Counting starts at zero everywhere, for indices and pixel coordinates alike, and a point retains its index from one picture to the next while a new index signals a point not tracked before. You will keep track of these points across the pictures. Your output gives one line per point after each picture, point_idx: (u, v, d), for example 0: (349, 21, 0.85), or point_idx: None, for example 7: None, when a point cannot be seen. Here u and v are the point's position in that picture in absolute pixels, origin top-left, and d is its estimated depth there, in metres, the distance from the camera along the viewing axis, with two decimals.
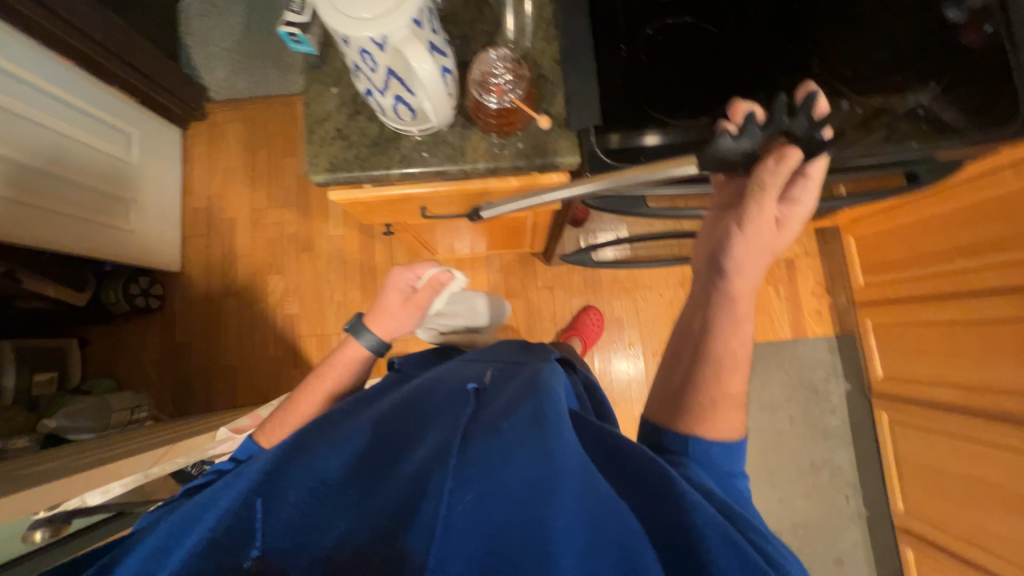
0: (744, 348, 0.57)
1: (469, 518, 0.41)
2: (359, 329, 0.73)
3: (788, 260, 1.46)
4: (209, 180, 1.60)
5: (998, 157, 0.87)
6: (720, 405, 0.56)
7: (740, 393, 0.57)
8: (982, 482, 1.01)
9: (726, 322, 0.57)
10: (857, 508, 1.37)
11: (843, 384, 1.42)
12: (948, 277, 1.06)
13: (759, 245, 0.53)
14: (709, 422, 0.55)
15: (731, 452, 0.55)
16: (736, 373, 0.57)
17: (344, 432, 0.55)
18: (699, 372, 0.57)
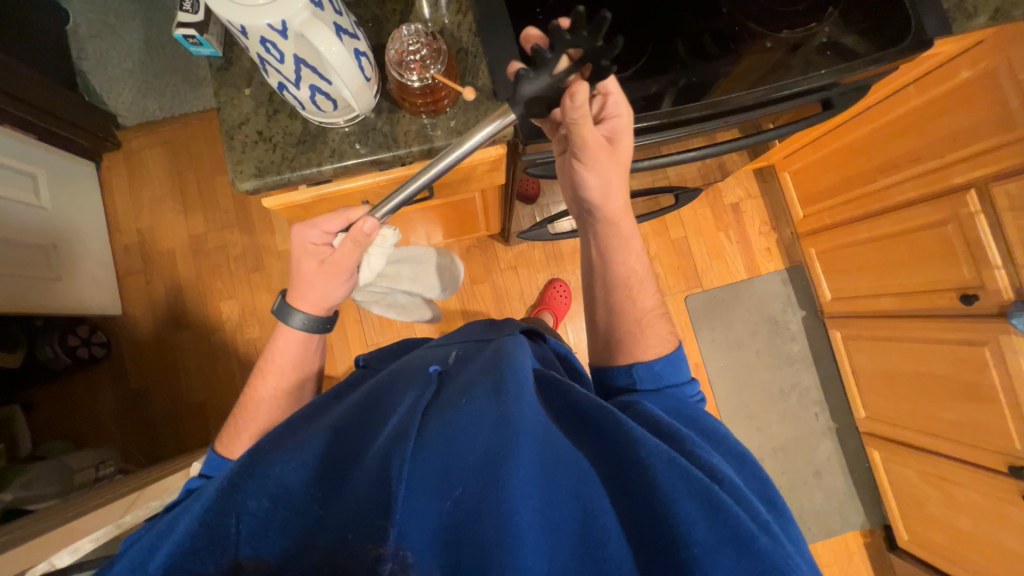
0: (642, 266, 0.70)
1: (427, 493, 0.43)
2: (287, 311, 0.69)
3: (734, 204, 1.52)
4: (137, 212, 1.50)
5: (900, 76, 0.93)
6: (644, 320, 0.68)
7: (654, 305, 0.70)
8: (928, 376, 1.11)
9: (619, 250, 0.68)
10: (827, 423, 1.48)
11: (799, 312, 1.51)
12: (873, 196, 1.14)
13: (607, 168, 0.60)
14: (643, 342, 0.67)
15: (671, 365, 0.65)
16: (644, 291, 0.70)
17: (307, 437, 0.55)
18: (616, 301, 0.69)
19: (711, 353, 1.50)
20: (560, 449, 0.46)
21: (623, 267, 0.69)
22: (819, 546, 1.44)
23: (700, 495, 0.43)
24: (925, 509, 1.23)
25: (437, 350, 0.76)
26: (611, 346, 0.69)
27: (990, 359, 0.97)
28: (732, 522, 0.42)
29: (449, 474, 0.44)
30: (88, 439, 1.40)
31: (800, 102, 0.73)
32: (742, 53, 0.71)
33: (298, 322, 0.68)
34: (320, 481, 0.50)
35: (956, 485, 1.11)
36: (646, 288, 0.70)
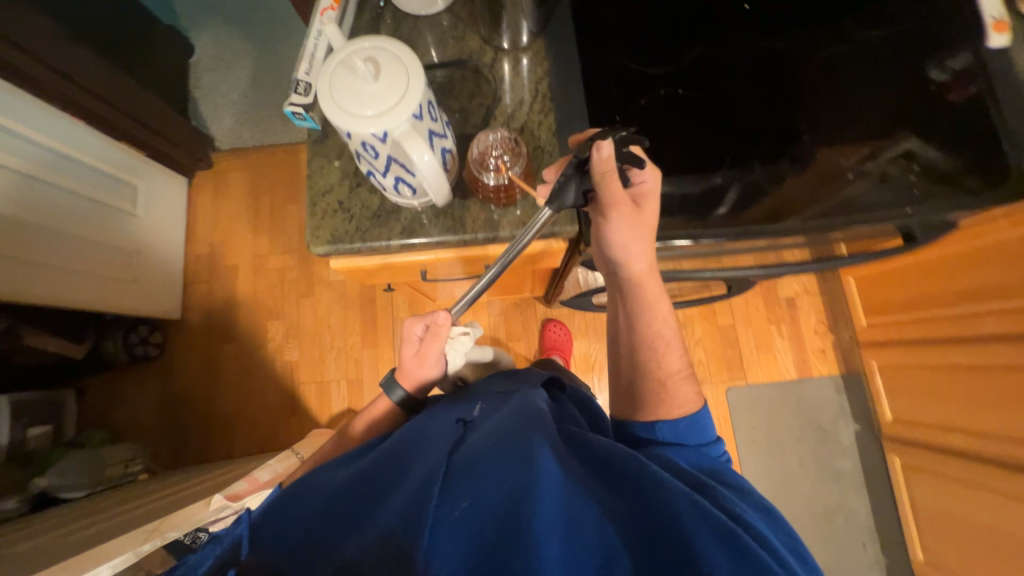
0: (667, 326, 0.68)
1: (458, 520, 0.46)
2: (391, 384, 0.86)
3: (788, 298, 1.46)
4: (213, 227, 1.62)
5: (992, 210, 0.88)
6: (667, 381, 0.66)
7: (682, 368, 0.68)
8: (1006, 537, 0.97)
9: (644, 307, 0.67)
10: (875, 557, 1.32)
11: (852, 425, 1.39)
12: (948, 321, 1.06)
13: (637, 225, 0.60)
14: (668, 403, 0.64)
15: (697, 425, 0.63)
16: (671, 353, 0.68)
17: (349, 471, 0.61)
18: (641, 361, 0.68)
19: (748, 453, 1.39)
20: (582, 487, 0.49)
21: (652, 321, 0.68)
22: None
23: (718, 530, 0.44)
24: None
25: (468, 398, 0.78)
26: (635, 404, 0.67)
27: None
28: (750, 559, 0.43)
29: (480, 498, 0.48)
30: (125, 433, 1.47)
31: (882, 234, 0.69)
32: (814, 180, 0.72)
33: (397, 397, 0.86)
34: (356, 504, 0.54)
35: None
36: (673, 350, 0.68)
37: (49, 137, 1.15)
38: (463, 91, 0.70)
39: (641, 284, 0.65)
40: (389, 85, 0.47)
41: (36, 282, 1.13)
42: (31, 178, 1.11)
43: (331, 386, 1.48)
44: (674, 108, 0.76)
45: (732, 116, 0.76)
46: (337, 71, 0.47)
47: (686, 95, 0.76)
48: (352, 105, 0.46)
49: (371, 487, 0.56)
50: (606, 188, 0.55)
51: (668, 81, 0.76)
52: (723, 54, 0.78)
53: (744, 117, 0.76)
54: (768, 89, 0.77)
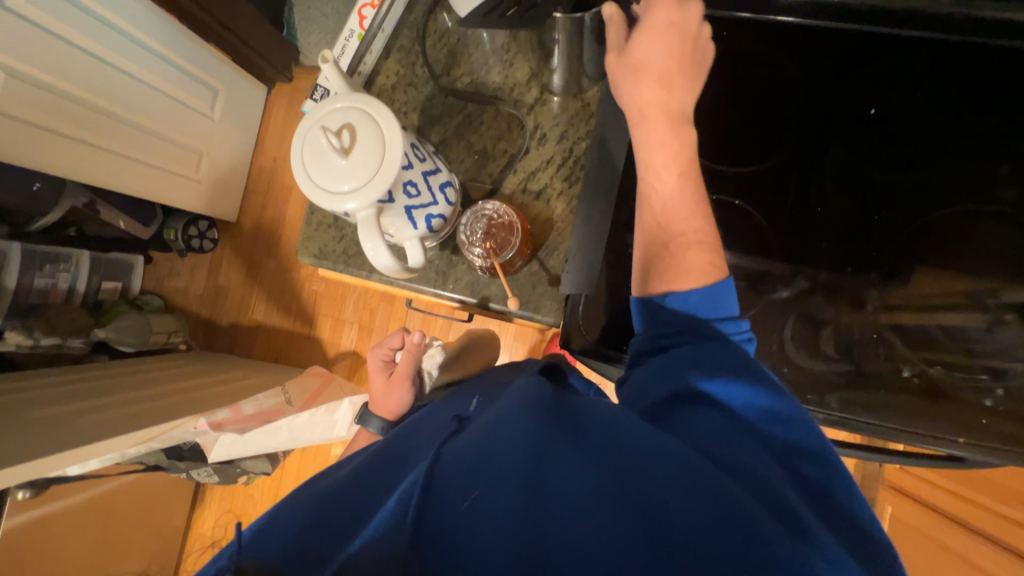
0: (683, 179, 0.51)
1: (470, 519, 0.38)
2: (367, 416, 0.84)
3: None
4: (280, 142, 1.67)
5: None
6: (672, 245, 0.50)
7: (695, 232, 0.51)
8: None
9: (654, 150, 0.51)
10: None
11: None
12: (993, 514, 0.90)
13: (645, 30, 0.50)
14: (673, 271, 0.49)
15: (716, 299, 0.48)
16: (679, 210, 0.51)
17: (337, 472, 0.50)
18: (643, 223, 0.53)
19: None
20: (583, 461, 0.41)
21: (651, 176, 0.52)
22: None
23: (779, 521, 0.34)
24: None
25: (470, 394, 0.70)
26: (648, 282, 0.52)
27: None
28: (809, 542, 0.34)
29: (485, 487, 0.40)
30: (175, 306, 1.68)
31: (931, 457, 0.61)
32: (853, 362, 0.63)
33: (374, 426, 0.82)
34: (352, 493, 0.44)
35: None
36: (680, 208, 0.51)
37: (148, 36, 1.20)
38: (492, 129, 0.65)
39: (643, 118, 0.51)
40: (360, 163, 0.42)
41: (113, 170, 1.26)
42: (123, 73, 1.19)
43: (345, 325, 1.57)
44: (723, 217, 0.68)
45: (792, 247, 0.66)
46: (311, 131, 0.42)
47: (742, 207, 0.67)
48: (321, 178, 0.42)
49: (365, 475, 0.47)
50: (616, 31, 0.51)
51: (722, 187, 0.67)
52: (816, 172, 0.66)
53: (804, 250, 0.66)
54: (852, 226, 0.65)
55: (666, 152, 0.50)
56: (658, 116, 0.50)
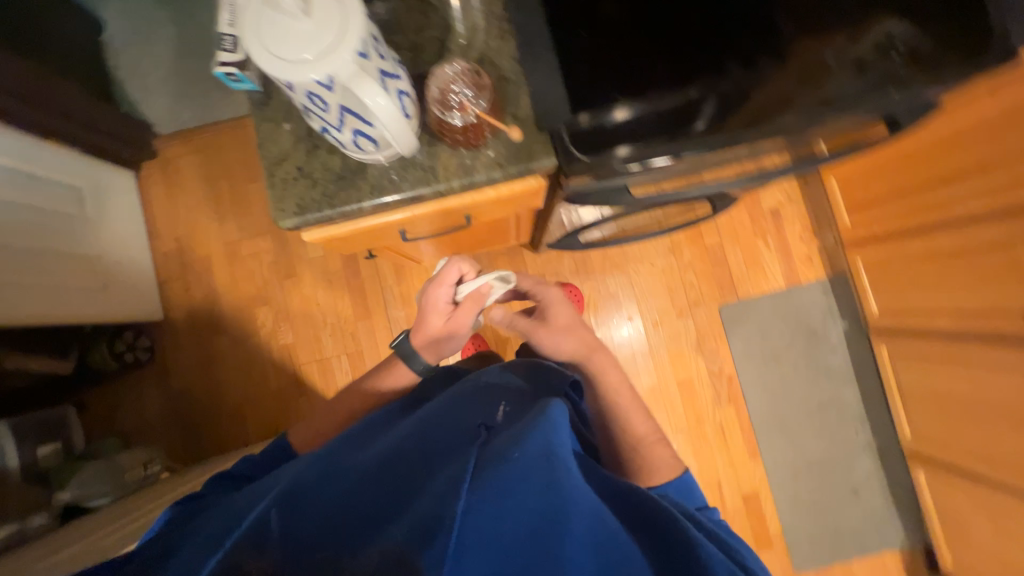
0: (627, 397, 0.87)
1: (486, 530, 0.49)
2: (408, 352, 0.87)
3: (772, 209, 1.48)
4: (176, 218, 1.53)
5: None
6: (642, 445, 0.81)
7: (649, 433, 0.84)
8: (984, 403, 1.04)
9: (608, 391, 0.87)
10: (866, 440, 1.42)
11: (840, 323, 1.44)
12: (931, 208, 1.06)
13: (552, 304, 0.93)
14: (655, 468, 0.78)
15: (681, 486, 0.76)
16: (657, 447, 0.81)
17: (350, 472, 0.61)
18: (635, 449, 0.80)
19: (741, 363, 1.46)
20: (591, 503, 0.54)
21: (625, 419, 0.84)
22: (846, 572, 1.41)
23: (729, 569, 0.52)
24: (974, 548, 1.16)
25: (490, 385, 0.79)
26: (626, 467, 0.78)
27: None
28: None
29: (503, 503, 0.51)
30: (136, 438, 1.47)
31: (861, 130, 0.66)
32: (820, 85, 0.59)
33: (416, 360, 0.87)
34: (372, 505, 0.56)
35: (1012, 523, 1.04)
36: (638, 417, 0.85)
37: None
38: (410, 25, 0.66)
39: (593, 357, 0.88)
40: (326, 19, 0.41)
41: None
42: None
43: (332, 362, 1.48)
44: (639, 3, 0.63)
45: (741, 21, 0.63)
46: (264, 9, 0.41)
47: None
48: (291, 49, 0.41)
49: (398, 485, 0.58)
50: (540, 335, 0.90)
51: None
52: None
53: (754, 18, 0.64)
54: None
55: (637, 416, 0.85)
56: (631, 413, 0.84)
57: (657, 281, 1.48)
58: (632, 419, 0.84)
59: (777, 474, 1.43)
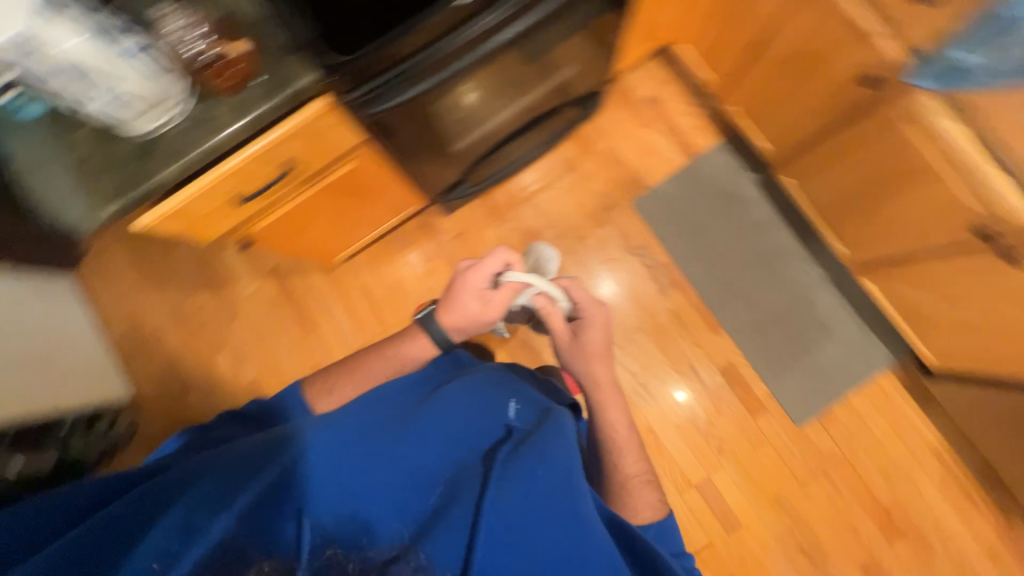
0: (628, 438, 0.91)
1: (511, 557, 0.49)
2: (429, 322, 0.92)
3: (649, 96, 1.52)
4: (115, 302, 1.60)
5: None
6: (631, 483, 0.88)
7: (641, 473, 0.90)
8: (873, 181, 1.04)
9: (616, 422, 0.92)
10: (816, 273, 1.42)
11: (750, 175, 1.46)
12: (754, 25, 1.09)
13: (595, 345, 0.94)
14: (637, 509, 0.87)
15: (659, 529, 0.85)
16: (643, 492, 0.88)
17: (376, 453, 0.56)
18: (630, 484, 0.87)
19: (672, 248, 1.47)
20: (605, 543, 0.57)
21: (626, 466, 0.89)
22: (847, 411, 1.38)
23: None
24: (937, 330, 1.14)
25: (504, 379, 0.79)
26: (620, 508, 0.86)
27: (910, 131, 0.89)
28: None
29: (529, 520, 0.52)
30: None
31: None
32: None
33: (435, 332, 0.91)
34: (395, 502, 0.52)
35: (948, 287, 1.03)
36: (631, 451, 0.91)
37: None
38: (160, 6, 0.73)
39: (605, 391, 0.94)
40: None
41: None
42: None
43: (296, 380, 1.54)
44: None
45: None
46: None
47: None
48: None
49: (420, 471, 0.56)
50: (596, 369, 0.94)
51: None
52: None
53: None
54: None
55: (629, 450, 0.91)
56: (627, 447, 0.90)
57: (566, 201, 1.52)
58: (624, 455, 0.90)
59: (745, 339, 1.43)
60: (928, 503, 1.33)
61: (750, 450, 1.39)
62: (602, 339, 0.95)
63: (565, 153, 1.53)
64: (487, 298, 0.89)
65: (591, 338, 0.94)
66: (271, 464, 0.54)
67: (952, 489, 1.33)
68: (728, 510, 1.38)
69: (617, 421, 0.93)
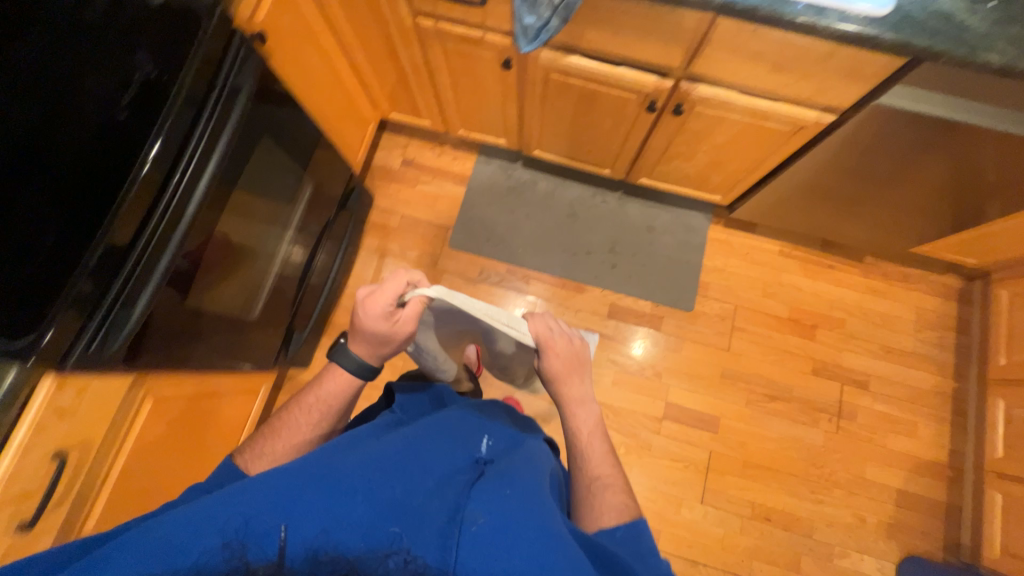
0: (599, 447, 0.81)
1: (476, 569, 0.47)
2: (343, 357, 0.80)
3: (403, 161, 1.67)
4: None
5: (312, 20, 1.07)
6: (594, 486, 0.76)
7: (612, 478, 0.77)
8: (576, 121, 1.24)
9: (582, 430, 0.82)
10: (614, 196, 1.62)
11: (517, 164, 1.65)
12: (419, 73, 1.27)
13: (560, 363, 0.82)
14: (602, 508, 0.72)
15: (630, 531, 0.66)
16: (610, 492, 0.74)
17: (350, 476, 0.54)
18: (594, 482, 0.76)
19: (505, 254, 1.59)
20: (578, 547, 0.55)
21: (596, 469, 0.78)
22: (712, 273, 1.57)
23: None
24: (704, 180, 1.37)
25: (471, 418, 0.77)
26: (580, 507, 0.74)
27: (563, 77, 1.07)
28: None
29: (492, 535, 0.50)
30: None
31: (230, 119, 0.82)
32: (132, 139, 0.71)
33: (350, 365, 0.79)
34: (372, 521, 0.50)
35: (678, 151, 1.25)
36: (601, 459, 0.80)
37: None
38: None
39: (569, 400, 0.83)
40: None
41: None
42: None
43: None
44: None
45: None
46: None
47: None
48: None
49: (395, 477, 0.55)
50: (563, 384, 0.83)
51: None
52: None
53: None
54: None
55: (598, 456, 0.80)
56: (597, 455, 0.80)
57: None
58: (589, 458, 0.80)
59: (606, 279, 1.56)
60: (809, 292, 1.55)
61: (676, 355, 1.50)
62: (567, 356, 0.82)
63: (371, 246, 1.60)
64: (393, 320, 0.75)
65: (553, 363, 0.82)
66: (236, 507, 0.49)
67: (815, 271, 1.57)
68: (699, 412, 1.46)
69: (587, 429, 0.82)
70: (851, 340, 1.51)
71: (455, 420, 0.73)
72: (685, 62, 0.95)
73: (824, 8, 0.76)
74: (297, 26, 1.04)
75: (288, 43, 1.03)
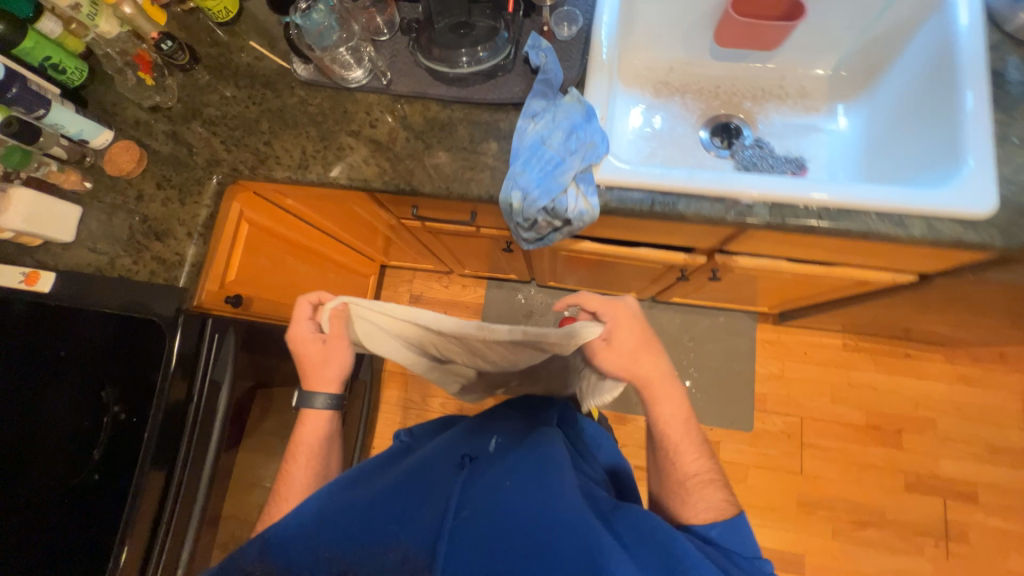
0: (685, 429, 0.66)
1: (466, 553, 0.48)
2: (307, 395, 0.74)
3: (411, 298, 1.56)
4: None
5: (289, 240, 0.98)
6: (687, 484, 0.64)
7: (704, 469, 0.65)
8: (592, 275, 1.09)
9: (664, 414, 0.66)
10: (644, 306, 1.46)
11: (531, 285, 1.52)
12: (413, 245, 1.16)
13: (633, 341, 0.65)
14: (698, 510, 0.62)
15: (732, 529, 0.59)
16: (709, 487, 0.63)
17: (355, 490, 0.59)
18: (683, 472, 0.65)
19: None
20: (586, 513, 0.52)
21: (684, 451, 0.65)
22: (767, 381, 1.38)
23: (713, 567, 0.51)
24: (750, 300, 1.19)
25: (484, 426, 0.75)
26: (671, 507, 0.65)
27: (573, 254, 0.93)
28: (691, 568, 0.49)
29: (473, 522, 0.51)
30: None
31: (217, 422, 0.72)
32: (114, 502, 0.64)
33: (319, 402, 0.74)
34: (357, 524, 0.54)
35: (716, 288, 1.08)
36: (687, 449, 0.66)
37: None
38: None
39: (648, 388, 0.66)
40: None
41: None
42: None
43: None
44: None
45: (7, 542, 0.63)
46: None
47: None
48: None
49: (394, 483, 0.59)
50: (640, 365, 0.65)
51: None
52: None
53: (20, 523, 0.64)
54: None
55: (687, 440, 0.66)
56: (685, 437, 0.66)
57: None
58: (676, 449, 0.66)
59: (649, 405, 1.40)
60: (888, 391, 1.34)
61: (742, 485, 1.33)
62: (641, 328, 0.65)
63: (390, 399, 1.50)
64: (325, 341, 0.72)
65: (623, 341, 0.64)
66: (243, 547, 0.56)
67: (891, 363, 1.35)
68: (777, 551, 1.29)
69: (675, 422, 0.66)
70: (947, 443, 1.30)
71: (460, 430, 0.73)
72: (721, 244, 0.79)
73: (909, 212, 0.60)
74: (273, 251, 0.94)
75: (265, 272, 0.94)
